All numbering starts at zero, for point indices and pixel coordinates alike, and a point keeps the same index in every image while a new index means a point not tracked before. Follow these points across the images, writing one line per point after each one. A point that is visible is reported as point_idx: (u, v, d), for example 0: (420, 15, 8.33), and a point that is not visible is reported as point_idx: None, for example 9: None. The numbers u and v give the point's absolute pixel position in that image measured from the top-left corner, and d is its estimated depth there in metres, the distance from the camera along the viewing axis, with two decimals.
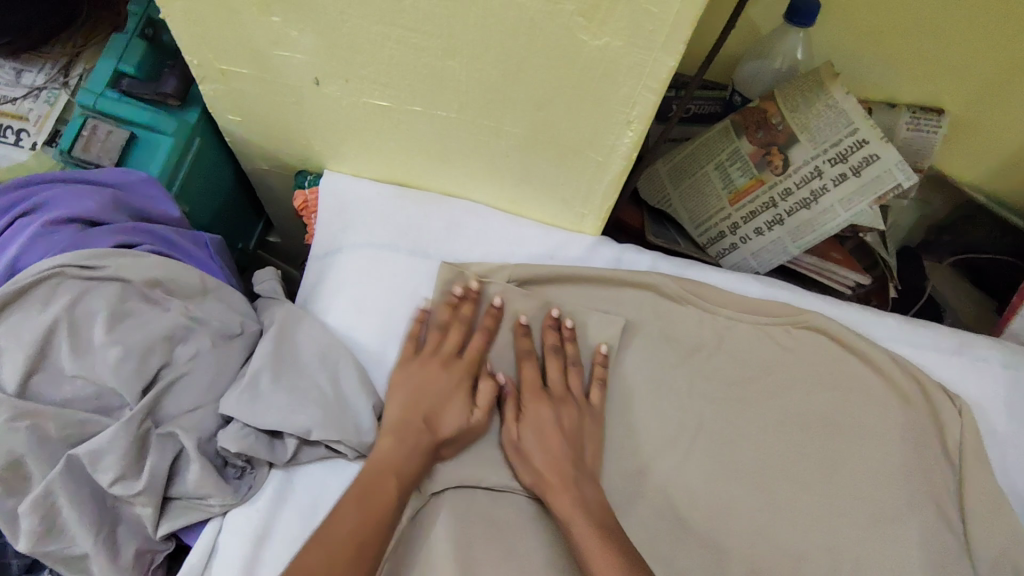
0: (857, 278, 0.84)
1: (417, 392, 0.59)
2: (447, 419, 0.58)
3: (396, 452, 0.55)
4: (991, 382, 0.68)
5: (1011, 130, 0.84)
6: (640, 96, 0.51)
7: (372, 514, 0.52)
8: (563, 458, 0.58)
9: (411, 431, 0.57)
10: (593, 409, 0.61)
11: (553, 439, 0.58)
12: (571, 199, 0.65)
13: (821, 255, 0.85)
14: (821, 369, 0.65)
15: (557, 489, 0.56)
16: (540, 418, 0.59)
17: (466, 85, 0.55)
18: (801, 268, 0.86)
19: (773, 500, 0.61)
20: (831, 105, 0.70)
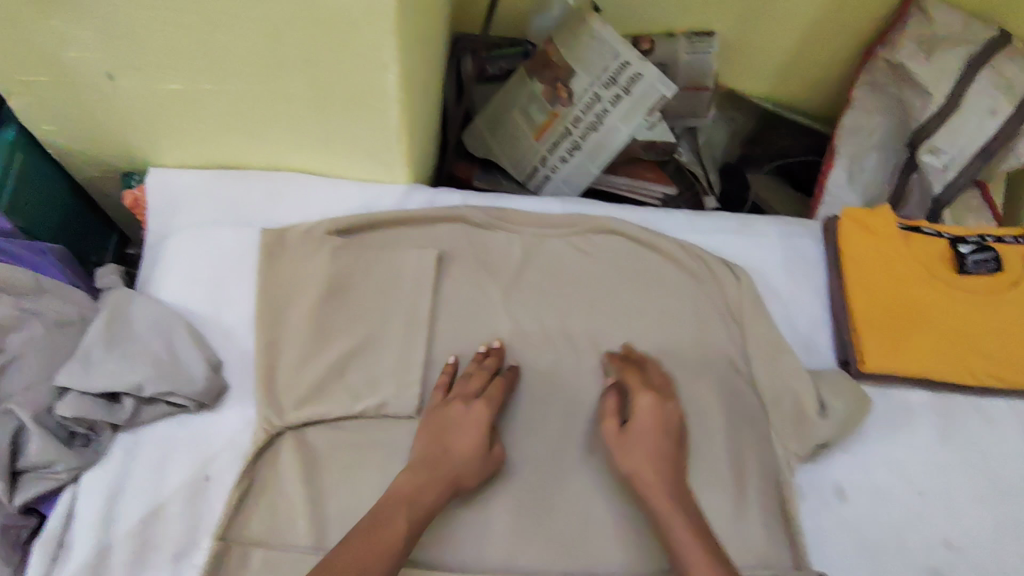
0: (663, 189, 0.96)
1: (440, 432, 0.61)
2: (460, 451, 0.59)
3: (411, 488, 0.56)
4: (770, 252, 0.78)
5: (777, 42, 0.96)
6: (383, 39, 0.58)
7: (380, 551, 0.51)
8: (655, 460, 0.59)
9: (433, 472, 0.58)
10: (682, 431, 0.63)
11: (639, 447, 0.60)
12: (372, 152, 0.72)
13: (632, 176, 0.97)
14: (619, 264, 0.75)
15: (646, 482, 0.58)
16: (646, 421, 0.61)
17: (241, 55, 0.61)
18: (616, 188, 0.97)
19: (586, 379, 0.69)
20: (594, 36, 0.79)
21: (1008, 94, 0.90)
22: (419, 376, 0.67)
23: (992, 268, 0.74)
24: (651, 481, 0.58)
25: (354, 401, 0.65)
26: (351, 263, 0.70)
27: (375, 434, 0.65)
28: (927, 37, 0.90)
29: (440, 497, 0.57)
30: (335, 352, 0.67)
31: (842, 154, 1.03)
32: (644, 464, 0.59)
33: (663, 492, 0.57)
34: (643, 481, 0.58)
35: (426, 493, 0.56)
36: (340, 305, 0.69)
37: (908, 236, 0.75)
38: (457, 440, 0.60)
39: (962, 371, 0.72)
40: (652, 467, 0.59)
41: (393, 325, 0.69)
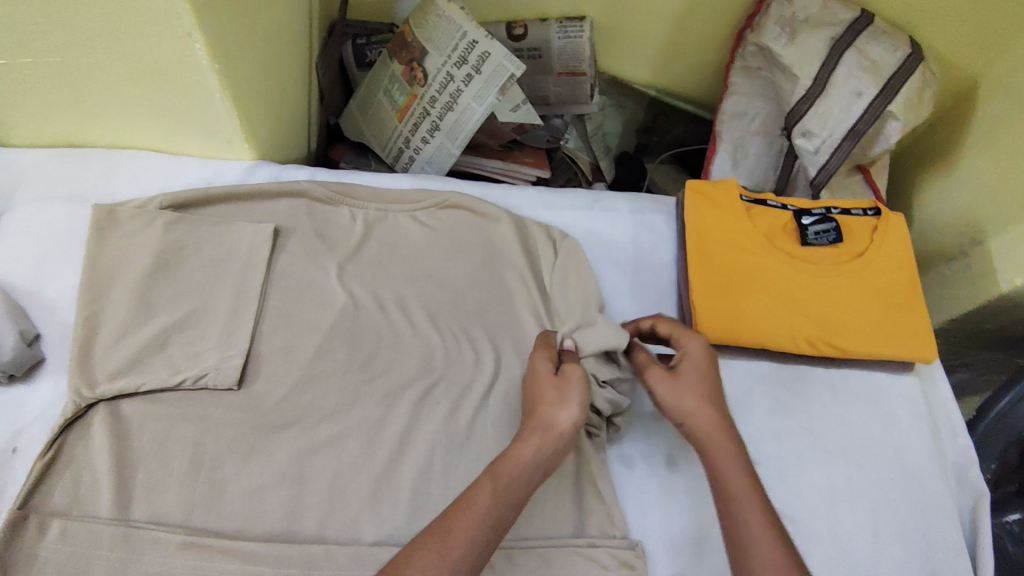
0: (537, 173, 0.98)
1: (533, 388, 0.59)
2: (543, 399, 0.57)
3: (520, 451, 0.53)
4: (621, 226, 0.79)
5: (650, 26, 0.98)
6: (178, 7, 0.57)
7: (476, 522, 0.48)
8: (705, 399, 0.59)
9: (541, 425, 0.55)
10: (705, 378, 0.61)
11: (693, 384, 0.60)
12: (209, 127, 0.73)
13: (505, 159, 0.98)
14: (462, 238, 0.75)
15: (702, 426, 0.58)
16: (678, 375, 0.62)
17: (50, 27, 0.60)
18: (488, 172, 0.98)
19: (418, 350, 0.68)
20: (441, 15, 0.79)
21: (873, 74, 0.88)
22: (242, 347, 0.66)
23: (832, 239, 0.76)
24: (706, 425, 0.58)
25: (172, 373, 0.64)
26: (183, 237, 0.70)
27: (190, 405, 0.64)
28: (789, 20, 0.90)
29: (540, 449, 0.54)
30: (158, 324, 0.66)
31: (725, 141, 1.03)
32: (701, 405, 0.59)
33: (718, 435, 0.57)
34: (693, 426, 0.59)
35: (522, 449, 0.54)
36: (167, 280, 0.68)
37: (752, 208, 0.77)
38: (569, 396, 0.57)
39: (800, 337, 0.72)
40: (707, 406, 0.59)
41: (222, 298, 0.68)
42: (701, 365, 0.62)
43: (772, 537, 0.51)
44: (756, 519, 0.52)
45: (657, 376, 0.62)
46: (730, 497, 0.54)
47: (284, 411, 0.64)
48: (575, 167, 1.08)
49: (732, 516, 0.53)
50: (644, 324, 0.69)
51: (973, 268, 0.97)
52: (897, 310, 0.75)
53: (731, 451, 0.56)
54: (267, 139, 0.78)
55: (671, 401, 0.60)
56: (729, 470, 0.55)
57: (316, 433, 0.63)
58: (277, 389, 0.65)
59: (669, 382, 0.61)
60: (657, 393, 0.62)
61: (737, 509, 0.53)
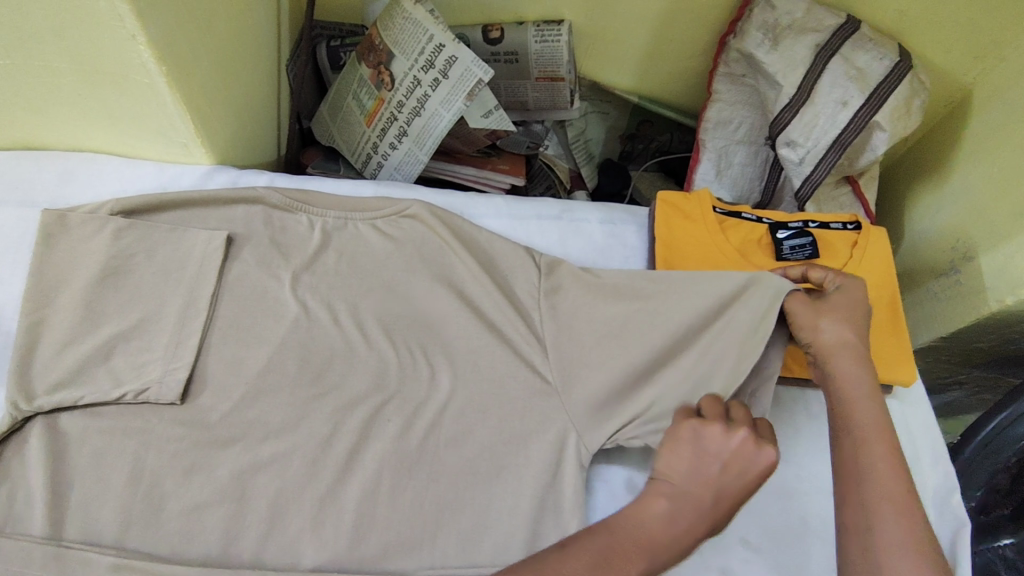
0: (512, 181, 0.95)
1: (699, 460, 0.54)
2: (710, 476, 0.53)
3: (670, 517, 0.51)
4: (590, 237, 0.77)
5: (631, 31, 0.96)
6: (119, 8, 0.55)
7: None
8: (847, 330, 0.60)
9: (699, 507, 0.52)
10: (852, 309, 0.62)
11: (835, 312, 0.61)
12: (165, 131, 0.71)
13: (479, 165, 0.95)
14: (423, 248, 0.72)
15: (835, 350, 0.59)
16: (829, 303, 0.61)
17: None
18: (461, 178, 0.95)
19: (371, 364, 0.66)
20: (407, 18, 0.77)
21: (859, 82, 0.85)
22: (188, 359, 0.63)
23: (809, 254, 0.73)
24: (841, 353, 0.59)
25: (114, 386, 0.62)
26: (134, 244, 0.67)
27: (131, 420, 0.62)
28: (773, 26, 0.87)
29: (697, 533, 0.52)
30: (102, 335, 0.64)
31: (709, 150, 1.00)
32: (841, 331, 0.60)
33: (854, 364, 0.59)
34: (825, 349, 0.60)
35: (658, 516, 0.51)
36: (115, 288, 0.66)
37: (725, 221, 0.75)
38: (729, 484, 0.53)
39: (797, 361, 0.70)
40: (846, 333, 0.60)
41: (169, 308, 0.66)
42: (853, 306, 0.62)
43: (892, 471, 0.53)
44: (882, 446, 0.54)
45: (800, 302, 0.61)
46: (856, 422, 0.56)
47: (227, 427, 0.62)
48: (552, 175, 1.04)
49: (854, 440, 0.55)
50: (794, 271, 0.67)
51: (962, 284, 0.93)
52: (875, 330, 0.71)
53: (864, 382, 0.58)
54: (228, 144, 0.77)
55: (806, 321, 0.61)
56: (857, 398, 0.57)
57: (260, 449, 0.61)
58: (223, 403, 0.63)
59: (811, 305, 0.61)
60: (792, 312, 0.61)
61: (862, 433, 0.55)
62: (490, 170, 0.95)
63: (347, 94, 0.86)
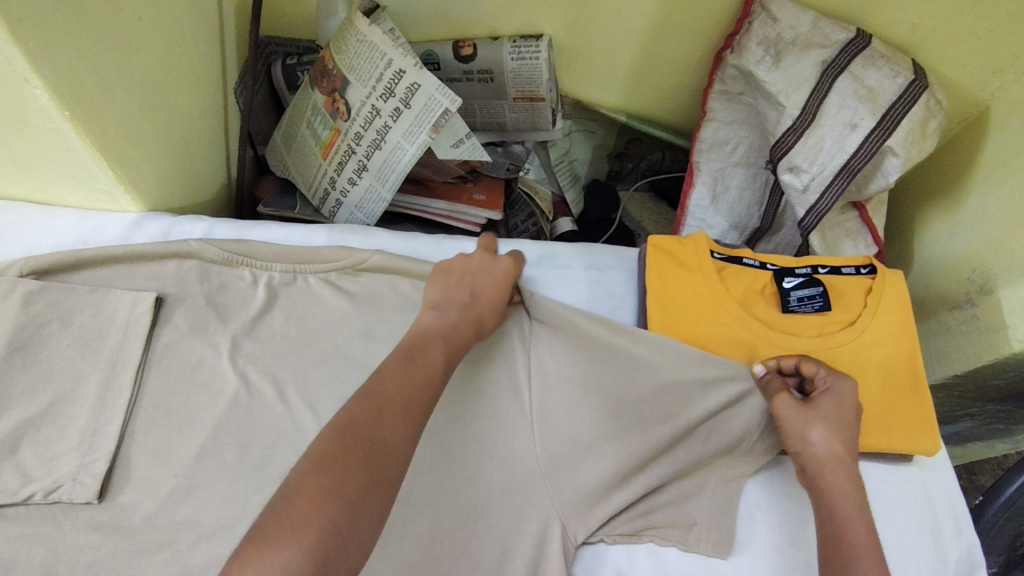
0: (488, 215, 0.85)
1: (455, 279, 0.58)
2: (485, 296, 0.57)
3: (439, 325, 0.53)
4: (572, 288, 0.68)
5: (617, 45, 0.87)
6: (1, 47, 0.46)
7: (419, 378, 0.47)
8: (834, 429, 0.57)
9: (455, 303, 0.56)
10: (844, 408, 0.58)
11: (826, 418, 0.57)
12: (82, 177, 0.61)
13: (450, 200, 0.86)
14: (383, 307, 0.64)
15: (825, 461, 0.56)
16: (820, 403, 0.58)
17: None
18: (432, 213, 0.86)
19: None
20: (361, 40, 0.68)
21: (870, 103, 0.76)
22: (108, 449, 0.55)
23: (818, 306, 0.65)
24: (828, 459, 0.56)
25: (22, 484, 0.53)
26: (47, 311, 0.59)
27: (41, 525, 0.53)
28: (774, 41, 0.79)
29: (457, 314, 0.54)
30: (7, 422, 0.55)
31: (704, 172, 0.91)
32: (831, 439, 0.57)
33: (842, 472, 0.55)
34: (816, 461, 0.56)
35: (432, 351, 0.50)
36: (24, 363, 0.57)
37: (725, 268, 0.67)
38: (482, 287, 0.58)
39: None
40: (834, 441, 0.56)
41: (89, 386, 0.57)
42: (847, 410, 0.58)
43: None
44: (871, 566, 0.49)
45: (786, 401, 0.58)
46: (844, 540, 0.51)
47: (153, 531, 0.53)
48: (531, 206, 0.94)
49: (843, 560, 0.50)
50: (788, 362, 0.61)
51: (980, 320, 0.86)
52: (893, 392, 0.64)
53: (854, 499, 0.54)
54: (160, 187, 0.68)
55: (795, 427, 0.58)
56: (848, 515, 0.53)
57: (191, 555, 0.53)
58: (150, 500, 0.54)
59: (802, 409, 0.58)
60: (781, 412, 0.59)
61: (853, 556, 0.50)
62: (462, 205, 0.85)
63: (302, 123, 0.77)
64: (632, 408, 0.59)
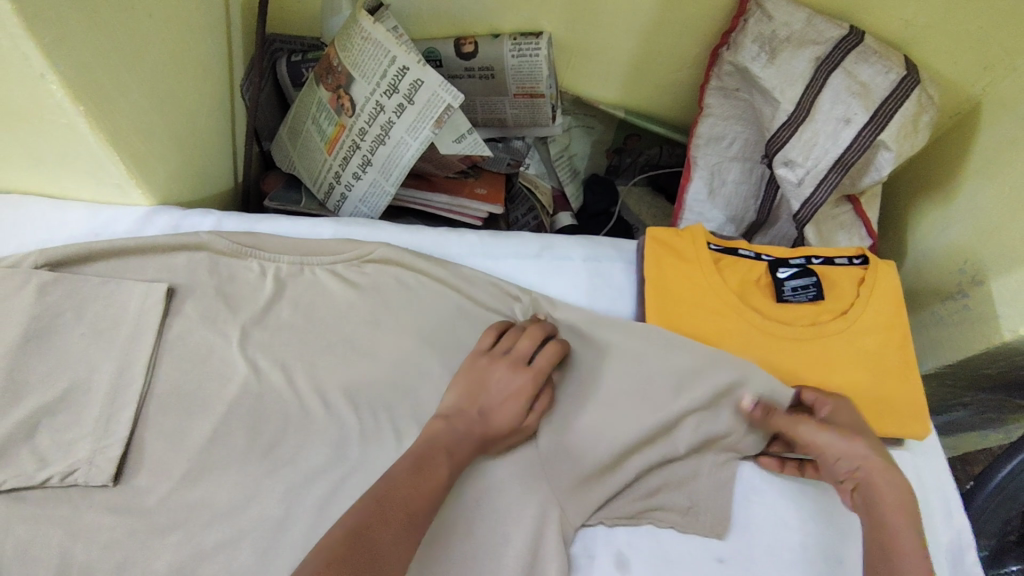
0: (489, 209, 0.87)
1: (473, 387, 0.60)
2: (495, 420, 0.58)
3: (450, 436, 0.56)
4: (573, 279, 0.70)
5: (615, 42, 0.88)
6: (19, 44, 0.47)
7: (423, 491, 0.51)
8: (864, 440, 0.58)
9: (466, 420, 0.58)
10: (859, 420, 0.60)
11: (861, 435, 0.58)
12: (94, 171, 0.63)
13: (452, 194, 0.87)
14: (388, 297, 0.65)
15: (864, 472, 0.56)
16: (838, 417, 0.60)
17: None
18: (435, 208, 0.88)
19: (331, 431, 0.59)
20: (366, 37, 0.70)
21: (863, 99, 0.78)
22: (122, 435, 0.57)
23: (812, 295, 0.67)
24: (871, 472, 0.56)
25: (39, 468, 0.55)
26: (61, 302, 0.60)
27: (58, 507, 0.55)
28: (769, 38, 0.80)
29: (464, 434, 0.57)
30: (24, 408, 0.56)
31: (701, 167, 0.93)
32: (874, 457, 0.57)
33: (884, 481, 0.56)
34: (856, 472, 0.57)
35: (436, 464, 0.53)
36: (39, 352, 0.59)
37: (721, 259, 0.68)
38: (493, 406, 0.59)
39: None
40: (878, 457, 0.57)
41: (103, 373, 0.59)
42: (857, 418, 0.60)
43: None
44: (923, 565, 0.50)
45: (811, 426, 0.59)
46: (898, 555, 0.52)
47: (167, 513, 0.55)
48: (531, 200, 0.96)
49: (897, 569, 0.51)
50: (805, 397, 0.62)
51: (971, 311, 0.87)
52: (886, 379, 0.65)
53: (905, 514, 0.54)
54: (170, 181, 0.69)
55: (829, 446, 0.58)
56: (899, 528, 0.53)
57: (205, 536, 0.55)
58: (164, 483, 0.56)
59: (826, 426, 0.59)
60: (811, 439, 0.59)
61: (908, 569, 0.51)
62: (464, 198, 0.87)
63: (308, 119, 0.79)
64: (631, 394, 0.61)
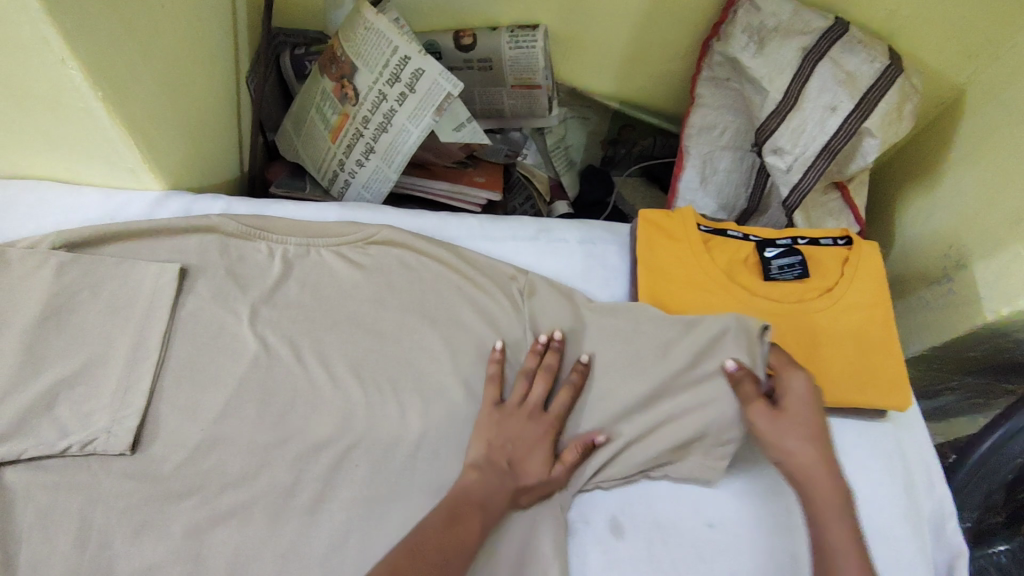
0: (487, 197, 0.90)
1: (499, 436, 0.60)
2: (525, 471, 0.59)
3: (484, 489, 0.57)
4: (569, 259, 0.73)
5: (610, 34, 0.91)
6: (43, 30, 0.50)
7: (452, 544, 0.53)
8: (810, 438, 0.57)
9: (496, 471, 0.58)
10: (814, 418, 0.58)
11: (798, 425, 0.58)
12: (110, 156, 0.66)
13: (453, 181, 0.90)
14: (391, 276, 0.68)
15: (802, 467, 0.57)
16: (789, 412, 0.58)
17: None
18: (436, 194, 0.90)
19: (338, 404, 0.62)
20: (370, 28, 0.73)
21: (849, 86, 0.80)
22: (138, 406, 0.59)
23: (798, 273, 0.70)
24: (807, 466, 0.57)
25: (59, 437, 0.58)
26: (78, 281, 0.63)
27: (77, 474, 0.57)
28: (757, 28, 0.84)
29: (496, 485, 0.57)
30: (45, 381, 0.59)
31: (694, 155, 0.96)
32: (807, 450, 0.57)
33: (824, 479, 0.56)
34: (795, 466, 0.57)
35: (467, 526, 0.54)
36: (59, 328, 0.61)
37: (711, 240, 0.71)
38: (522, 455, 0.59)
39: None
40: (811, 448, 0.57)
41: (119, 348, 0.62)
42: (813, 414, 0.58)
43: None
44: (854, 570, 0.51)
45: (760, 411, 0.58)
46: (825, 551, 0.53)
47: (182, 479, 0.58)
48: (529, 187, 0.99)
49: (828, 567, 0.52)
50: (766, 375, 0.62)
51: (956, 293, 0.90)
52: (868, 351, 0.68)
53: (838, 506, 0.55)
54: (181, 168, 0.72)
55: (771, 436, 0.58)
56: (829, 520, 0.54)
57: (218, 501, 0.57)
58: (179, 452, 0.59)
59: (774, 420, 0.58)
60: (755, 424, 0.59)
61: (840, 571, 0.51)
62: (464, 185, 0.90)
63: (312, 109, 0.82)
64: (624, 367, 0.64)
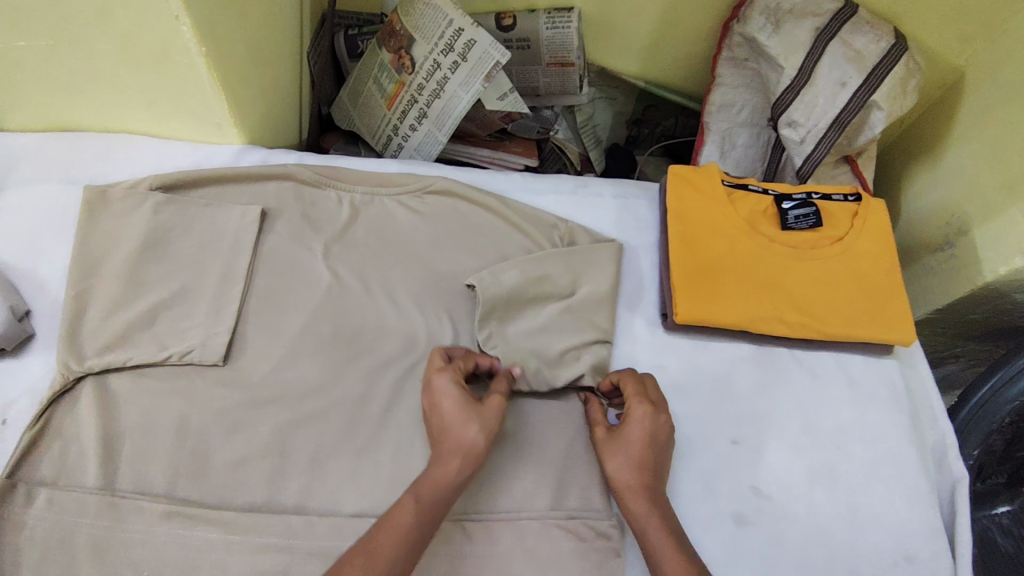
0: (525, 162, 1.01)
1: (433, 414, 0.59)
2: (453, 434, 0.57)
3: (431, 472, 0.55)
4: (604, 211, 0.81)
5: (638, 18, 0.99)
6: None
7: (384, 542, 0.50)
8: (633, 467, 0.60)
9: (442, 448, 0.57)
10: (642, 445, 0.60)
11: (618, 453, 0.61)
12: (201, 110, 0.74)
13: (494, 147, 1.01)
14: (446, 222, 0.76)
15: (623, 492, 0.59)
16: (615, 439, 0.62)
17: (38, 10, 0.60)
18: (478, 159, 1.01)
19: (402, 328, 0.70)
20: (428, 4, 0.81)
21: (857, 64, 0.88)
22: (229, 324, 0.67)
23: (812, 223, 0.77)
24: (630, 495, 0.59)
25: (160, 349, 0.65)
26: (172, 218, 0.71)
27: (176, 380, 0.65)
28: (774, 10, 0.91)
29: (441, 464, 0.55)
30: (146, 301, 0.67)
31: (713, 132, 1.04)
32: (630, 477, 0.59)
33: (638, 502, 0.58)
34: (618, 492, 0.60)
35: (401, 512, 0.52)
36: (156, 257, 0.69)
37: (734, 194, 0.79)
38: (450, 424, 0.57)
39: (806, 326, 0.74)
40: (627, 475, 0.59)
41: (208, 276, 0.69)
42: (632, 440, 0.61)
43: None
44: None
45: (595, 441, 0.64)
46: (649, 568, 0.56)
47: (267, 387, 0.66)
48: (563, 157, 1.10)
49: None
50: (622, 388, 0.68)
51: (957, 259, 0.97)
52: (876, 293, 0.76)
53: (650, 524, 0.57)
54: (257, 126, 0.80)
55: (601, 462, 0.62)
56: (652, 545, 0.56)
57: (299, 407, 0.65)
58: (262, 365, 0.66)
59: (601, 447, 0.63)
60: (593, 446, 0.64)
61: None
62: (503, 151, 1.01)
63: (369, 80, 0.90)
64: None
